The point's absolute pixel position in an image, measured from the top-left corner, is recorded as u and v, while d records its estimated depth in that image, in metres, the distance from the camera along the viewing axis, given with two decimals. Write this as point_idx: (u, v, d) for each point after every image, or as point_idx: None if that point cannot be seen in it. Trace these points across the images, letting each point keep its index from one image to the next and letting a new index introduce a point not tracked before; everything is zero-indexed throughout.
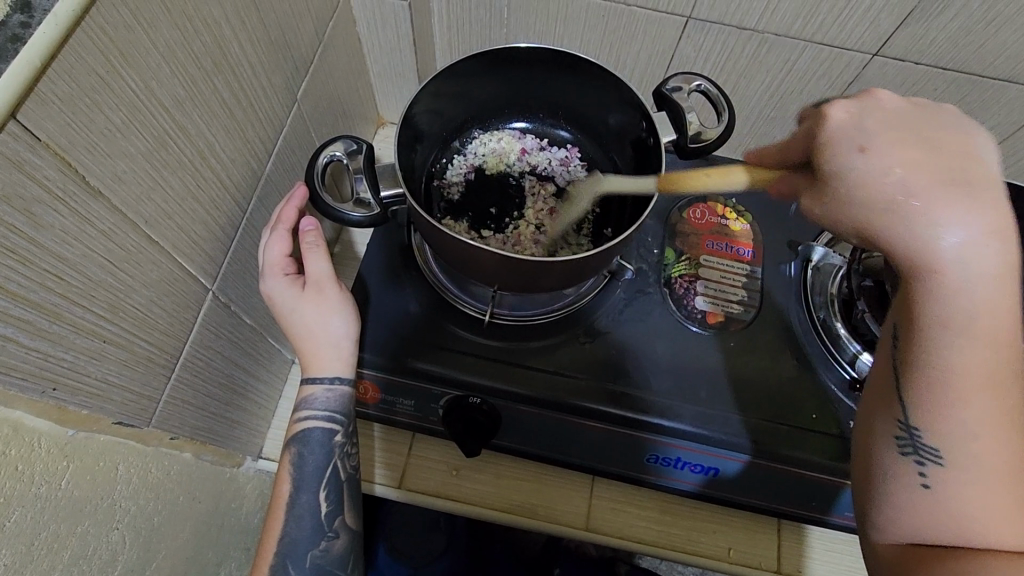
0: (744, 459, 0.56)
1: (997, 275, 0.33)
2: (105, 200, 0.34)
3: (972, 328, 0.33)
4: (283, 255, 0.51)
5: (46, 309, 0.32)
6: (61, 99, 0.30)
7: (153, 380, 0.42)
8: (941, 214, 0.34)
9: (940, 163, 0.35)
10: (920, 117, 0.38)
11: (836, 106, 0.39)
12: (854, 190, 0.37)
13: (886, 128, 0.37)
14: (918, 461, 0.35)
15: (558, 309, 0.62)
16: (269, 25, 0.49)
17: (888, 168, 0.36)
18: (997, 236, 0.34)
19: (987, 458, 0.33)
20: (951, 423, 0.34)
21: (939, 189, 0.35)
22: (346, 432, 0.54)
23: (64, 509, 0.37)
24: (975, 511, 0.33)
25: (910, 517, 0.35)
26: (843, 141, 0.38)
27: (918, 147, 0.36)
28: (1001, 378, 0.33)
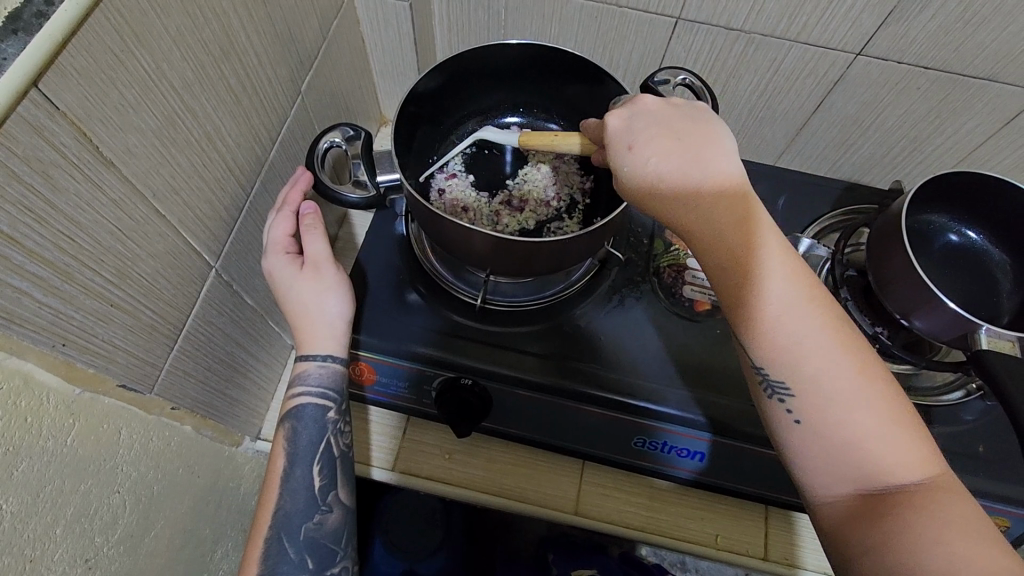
0: (707, 437, 0.58)
1: (754, 219, 0.40)
2: (116, 170, 0.37)
3: (759, 276, 0.39)
4: (285, 234, 0.54)
5: (59, 269, 0.34)
6: (79, 73, 0.33)
7: (156, 349, 0.45)
8: (703, 187, 0.41)
9: (686, 146, 0.42)
10: (670, 110, 0.44)
11: (612, 115, 0.45)
12: (634, 182, 0.43)
13: (647, 126, 0.43)
14: (781, 400, 0.40)
15: (550, 295, 0.64)
16: (276, 19, 0.52)
17: (648, 159, 0.42)
18: (744, 189, 0.41)
19: (823, 381, 0.38)
20: (782, 359, 0.39)
21: (690, 165, 0.41)
22: (339, 409, 0.56)
23: (70, 466, 0.39)
24: (848, 434, 0.37)
25: (810, 461, 0.39)
26: (615, 145, 0.44)
27: (666, 133, 0.43)
28: (796, 307, 0.39)
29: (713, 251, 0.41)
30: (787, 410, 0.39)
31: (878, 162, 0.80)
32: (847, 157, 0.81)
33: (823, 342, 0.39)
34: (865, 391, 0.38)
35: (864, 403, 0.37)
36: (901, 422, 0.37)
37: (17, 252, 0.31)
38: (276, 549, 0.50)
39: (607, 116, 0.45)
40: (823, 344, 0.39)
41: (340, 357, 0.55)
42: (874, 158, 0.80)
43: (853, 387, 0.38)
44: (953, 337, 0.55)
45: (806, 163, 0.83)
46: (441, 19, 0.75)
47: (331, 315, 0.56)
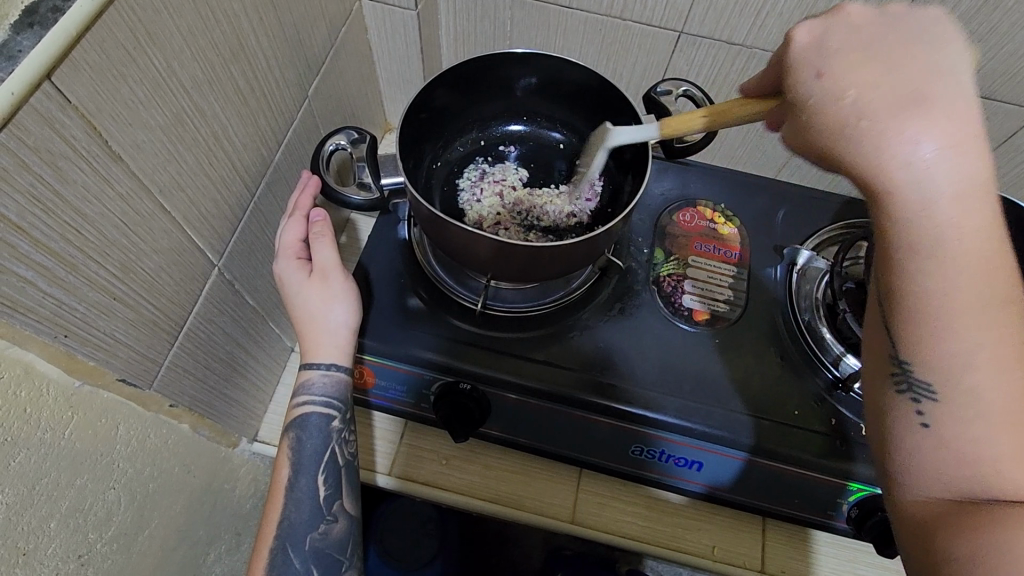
0: (726, 453, 0.58)
1: (958, 187, 0.33)
2: (124, 164, 0.37)
3: (944, 255, 0.33)
4: (297, 240, 0.54)
5: (63, 259, 0.34)
6: (92, 67, 0.33)
7: (157, 344, 0.45)
8: (915, 136, 0.33)
9: (902, 84, 0.35)
10: (882, 29, 0.37)
11: (801, 28, 0.39)
12: (812, 120, 0.37)
13: (846, 48, 0.37)
14: (914, 399, 0.35)
15: (549, 302, 0.64)
16: (285, 23, 0.53)
17: (846, 90, 0.35)
18: (962, 149, 0.33)
19: (988, 393, 0.32)
20: (943, 355, 0.33)
21: (898, 110, 0.34)
22: (344, 418, 0.55)
23: (66, 459, 0.39)
24: (994, 460, 0.31)
25: (925, 470, 0.33)
26: (803, 65, 0.38)
27: (884, 66, 0.35)
28: (984, 302, 0.32)
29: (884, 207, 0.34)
30: (917, 410, 0.34)
31: None
32: None
33: (1002, 350, 0.32)
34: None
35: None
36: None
37: (23, 240, 0.32)
38: (282, 559, 0.50)
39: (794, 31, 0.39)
40: (1003, 355, 0.32)
41: (343, 366, 0.54)
42: None
43: (1022, 410, 0.31)
44: None
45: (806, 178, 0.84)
46: (447, 28, 0.77)
47: (337, 323, 0.55)
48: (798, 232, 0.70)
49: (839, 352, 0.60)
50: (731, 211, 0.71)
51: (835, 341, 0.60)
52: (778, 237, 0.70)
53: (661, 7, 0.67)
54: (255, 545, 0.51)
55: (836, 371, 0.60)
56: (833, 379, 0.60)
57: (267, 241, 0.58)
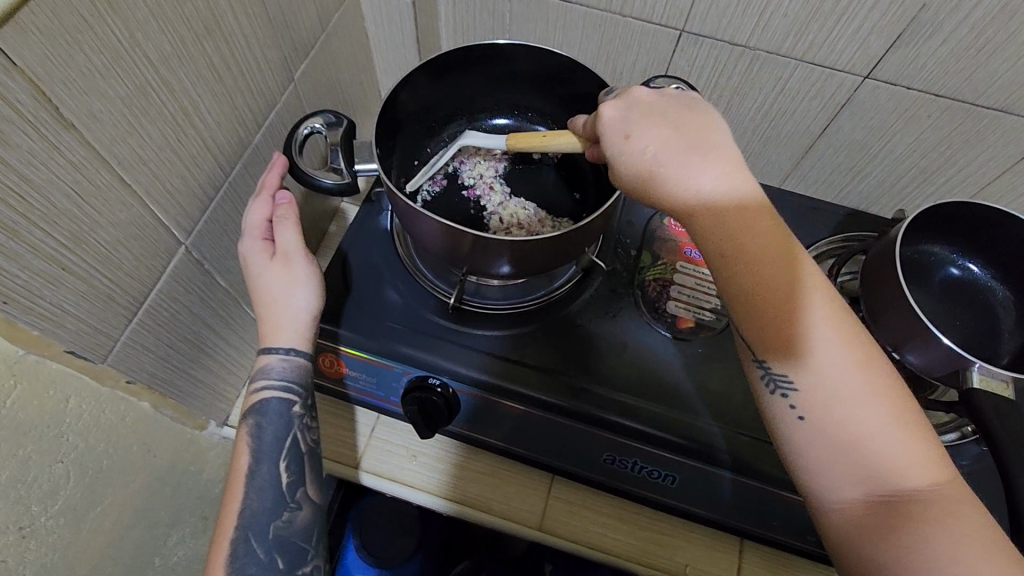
0: (698, 466, 0.55)
1: (748, 201, 0.38)
2: (77, 133, 0.37)
3: (750, 253, 0.37)
4: (263, 220, 0.53)
5: (4, 225, 0.34)
6: (41, 31, 0.33)
7: (113, 319, 0.44)
8: (699, 169, 0.38)
9: (687, 127, 0.40)
10: (662, 102, 0.42)
11: (607, 105, 0.43)
12: (627, 171, 0.41)
13: (640, 112, 0.42)
14: (784, 395, 0.38)
15: (529, 302, 0.63)
16: (269, 4, 0.53)
17: (646, 147, 0.40)
18: (737, 174, 0.39)
19: (826, 370, 0.36)
20: (795, 346, 0.37)
21: (687, 152, 0.39)
22: (305, 404, 0.54)
23: (7, 428, 0.39)
24: (863, 432, 0.35)
25: (824, 467, 0.36)
26: (613, 130, 0.42)
27: (667, 124, 0.41)
28: (792, 293, 0.37)
29: (712, 235, 0.38)
30: (789, 405, 0.37)
31: (886, 192, 0.78)
32: (855, 185, 0.78)
33: (824, 330, 0.37)
34: (867, 379, 0.36)
35: (869, 393, 0.36)
36: (901, 415, 0.36)
37: None
38: (244, 549, 0.48)
39: (601, 108, 0.43)
40: (827, 333, 0.37)
41: (303, 351, 0.54)
42: (883, 188, 0.77)
43: (849, 374, 0.36)
44: (945, 374, 0.52)
45: (812, 188, 0.81)
46: (447, 20, 0.76)
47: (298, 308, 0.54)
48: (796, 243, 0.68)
49: None
50: None
51: None
52: None
53: (661, 4, 0.65)
54: (214, 537, 0.49)
55: None
56: None
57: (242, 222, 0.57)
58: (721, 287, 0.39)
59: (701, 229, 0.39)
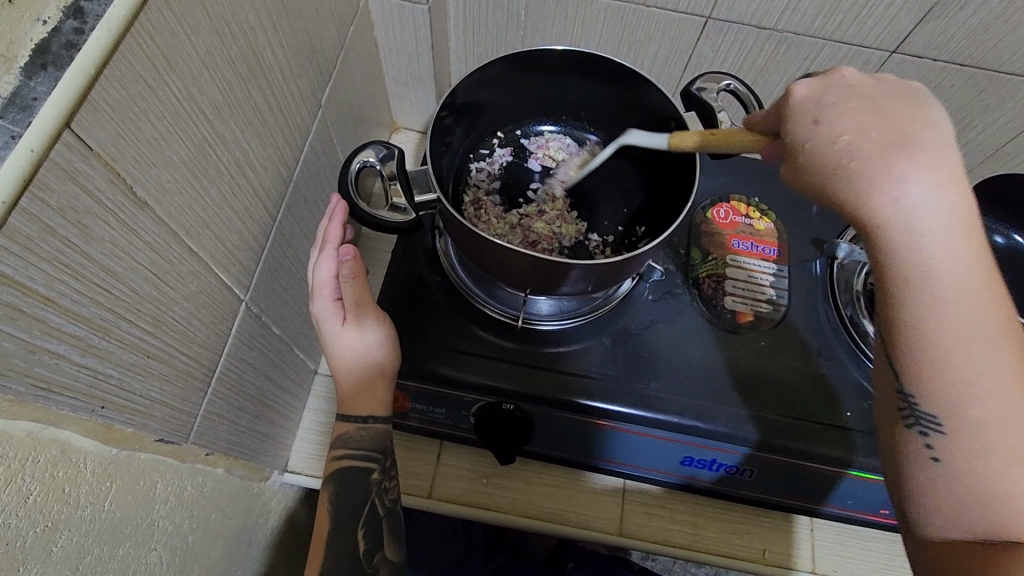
0: (741, 452, 0.56)
1: (951, 231, 0.36)
2: (150, 210, 0.33)
3: (937, 282, 0.35)
4: (330, 277, 0.50)
5: (95, 325, 0.31)
6: (112, 107, 0.29)
7: (192, 395, 0.41)
8: (901, 173, 0.36)
9: (902, 131, 0.38)
10: (895, 96, 0.40)
11: (800, 83, 0.41)
12: (818, 164, 0.39)
13: (845, 102, 0.39)
14: (924, 432, 0.36)
15: (588, 312, 0.61)
16: (298, 30, 0.49)
17: (839, 136, 0.38)
18: (946, 193, 0.36)
19: (989, 419, 0.34)
20: (948, 389, 0.35)
21: (889, 154, 0.37)
22: (384, 469, 0.52)
23: (106, 531, 0.36)
24: (1010, 492, 0.33)
25: (937, 503, 0.35)
26: (800, 115, 0.40)
27: (874, 118, 0.38)
28: (982, 333, 0.34)
29: (879, 246, 0.37)
30: (926, 444, 0.36)
31: None
32: None
33: (1001, 377, 0.34)
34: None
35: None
36: None
37: (54, 312, 0.28)
38: None
39: (793, 85, 0.41)
40: (1005, 382, 0.34)
41: (381, 417, 0.52)
42: None
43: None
44: None
45: None
46: (457, 21, 0.72)
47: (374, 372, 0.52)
48: (834, 223, 0.68)
49: None
50: (765, 205, 0.68)
51: None
52: (813, 229, 0.68)
53: None
54: None
55: None
56: None
57: (289, 265, 0.54)
58: (879, 305, 0.38)
59: (870, 234, 0.37)
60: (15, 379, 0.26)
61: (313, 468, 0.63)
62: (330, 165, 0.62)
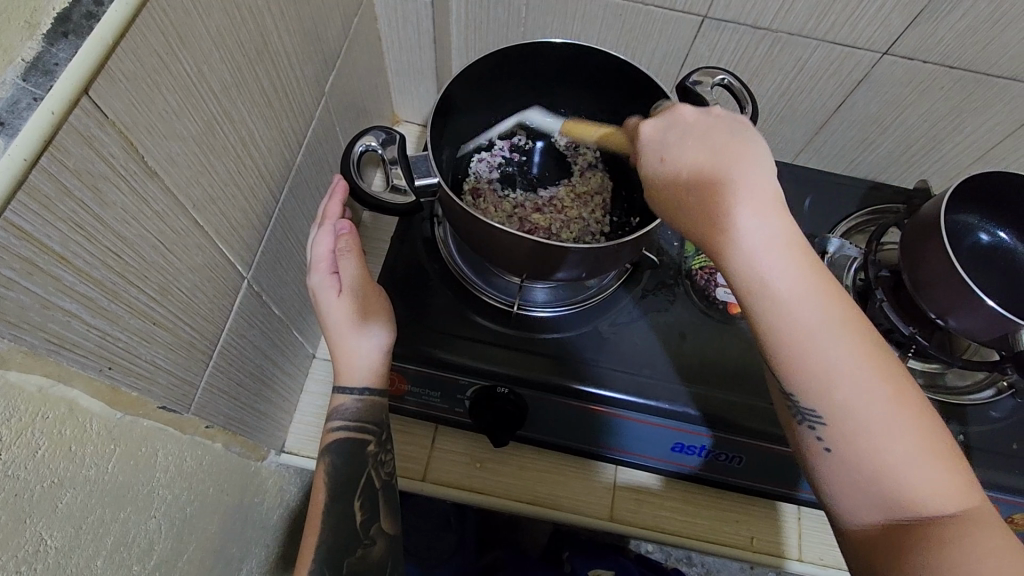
0: (708, 433, 0.58)
1: (779, 242, 0.38)
2: (160, 180, 0.35)
3: (780, 295, 0.38)
4: (327, 252, 0.52)
5: (105, 288, 0.32)
6: (128, 77, 0.30)
7: (194, 366, 0.42)
8: (726, 198, 0.38)
9: (714, 152, 0.40)
10: (711, 124, 0.42)
11: (647, 122, 0.44)
12: (666, 189, 0.42)
13: (683, 134, 0.42)
14: (811, 426, 0.39)
15: (583, 300, 0.63)
16: (304, 17, 0.50)
17: (681, 166, 0.41)
18: (767, 207, 0.38)
19: (855, 407, 0.37)
20: (818, 387, 0.38)
21: (714, 177, 0.39)
22: (379, 440, 0.54)
23: (109, 493, 0.37)
24: (895, 469, 0.36)
25: (842, 493, 0.38)
26: (650, 153, 0.43)
27: (702, 145, 0.41)
28: (830, 327, 0.38)
29: (726, 266, 0.39)
30: (816, 436, 0.39)
31: (896, 160, 0.80)
32: (866, 156, 0.81)
33: (853, 366, 0.37)
34: (899, 416, 0.37)
35: (903, 433, 0.36)
36: (939, 450, 0.37)
37: (68, 271, 0.29)
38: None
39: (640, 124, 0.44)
40: (857, 371, 0.37)
41: (375, 390, 0.54)
42: (894, 156, 0.80)
43: (890, 417, 0.37)
44: (993, 336, 0.54)
45: (823, 161, 0.84)
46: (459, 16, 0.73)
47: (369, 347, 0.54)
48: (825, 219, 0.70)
49: None
50: None
51: None
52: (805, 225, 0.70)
53: None
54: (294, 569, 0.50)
55: None
56: None
57: (290, 247, 0.56)
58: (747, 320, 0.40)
59: (715, 255, 0.40)
60: (30, 332, 0.28)
61: (309, 450, 0.65)
62: (332, 151, 0.63)
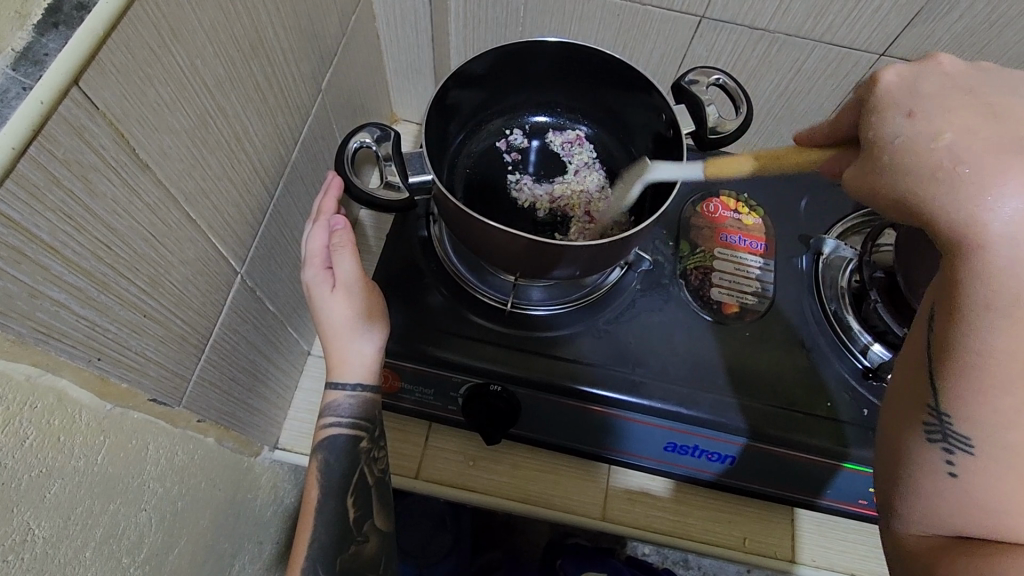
0: (742, 443, 0.57)
1: None
2: (151, 172, 0.35)
3: (1014, 308, 0.31)
4: (321, 248, 0.52)
5: (95, 278, 0.32)
6: (119, 69, 0.31)
7: (185, 360, 0.42)
8: (998, 180, 0.32)
9: (1007, 130, 0.34)
10: (964, 89, 0.36)
11: (888, 71, 0.39)
12: (902, 155, 0.35)
13: (938, 91, 0.37)
14: (947, 449, 0.34)
15: (577, 298, 0.63)
16: (301, 14, 0.50)
17: (940, 132, 0.34)
18: None
19: (1020, 448, 0.32)
20: (994, 415, 0.32)
21: (1005, 152, 0.33)
22: (372, 437, 0.54)
23: (99, 485, 0.37)
24: (1001, 502, 0.32)
25: (941, 515, 0.33)
26: (891, 106, 0.37)
27: (980, 114, 0.35)
28: None
29: (964, 256, 0.32)
30: (947, 460, 0.34)
31: None
32: None
33: None
34: None
35: None
36: None
37: (56, 261, 0.29)
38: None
39: (884, 73, 0.38)
40: None
41: (369, 386, 0.54)
42: None
43: None
44: None
45: None
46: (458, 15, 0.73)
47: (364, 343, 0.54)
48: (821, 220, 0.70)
49: (866, 341, 0.60)
50: (754, 201, 0.70)
51: (862, 330, 0.61)
52: (802, 226, 0.69)
53: None
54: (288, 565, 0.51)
55: (866, 360, 0.60)
56: (863, 367, 0.60)
57: (285, 243, 0.56)
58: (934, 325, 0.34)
59: (951, 243, 0.33)
60: (18, 321, 0.28)
61: (303, 446, 0.65)
62: (328, 148, 0.64)
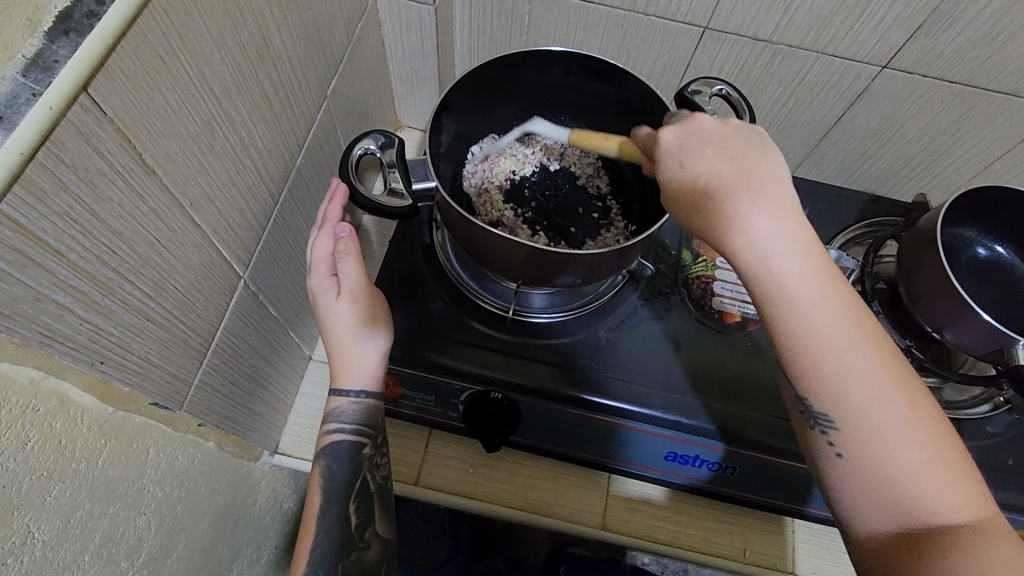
0: (719, 447, 0.57)
1: (801, 248, 0.39)
2: (157, 178, 0.35)
3: (796, 298, 0.38)
4: (327, 254, 0.53)
5: (100, 282, 0.32)
6: (127, 76, 0.31)
7: (187, 364, 0.43)
8: (745, 207, 0.39)
9: (737, 160, 0.41)
10: (727, 134, 0.42)
11: (666, 130, 0.43)
12: (679, 197, 0.42)
13: (704, 143, 0.42)
14: (825, 431, 0.39)
15: (580, 306, 0.63)
16: (308, 22, 0.51)
17: (699, 172, 0.41)
18: (787, 216, 0.39)
19: (869, 412, 0.37)
20: (828, 389, 0.38)
21: (738, 184, 0.40)
22: (374, 444, 0.54)
23: (99, 488, 0.37)
24: (904, 470, 0.36)
25: (855, 499, 0.37)
26: (667, 160, 0.43)
27: (716, 150, 0.41)
28: (847, 335, 0.38)
29: (742, 269, 0.40)
30: (829, 441, 0.39)
31: (896, 173, 0.81)
32: (865, 168, 0.81)
33: (873, 370, 0.37)
34: (913, 423, 0.36)
35: (916, 437, 0.36)
36: (952, 460, 0.36)
37: (62, 265, 0.29)
38: None
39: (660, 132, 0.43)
40: (875, 375, 0.37)
41: (372, 393, 0.54)
42: (894, 169, 0.80)
43: (903, 420, 0.37)
44: (987, 350, 0.54)
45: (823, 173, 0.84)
46: (462, 24, 0.74)
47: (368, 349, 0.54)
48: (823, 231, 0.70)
49: None
50: None
51: None
52: None
53: (686, 3, 0.65)
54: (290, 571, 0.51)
55: None
56: None
57: (289, 248, 0.56)
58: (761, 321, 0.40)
59: (734, 261, 0.40)
60: (22, 324, 0.28)
61: (304, 451, 0.65)
62: (333, 154, 0.64)
